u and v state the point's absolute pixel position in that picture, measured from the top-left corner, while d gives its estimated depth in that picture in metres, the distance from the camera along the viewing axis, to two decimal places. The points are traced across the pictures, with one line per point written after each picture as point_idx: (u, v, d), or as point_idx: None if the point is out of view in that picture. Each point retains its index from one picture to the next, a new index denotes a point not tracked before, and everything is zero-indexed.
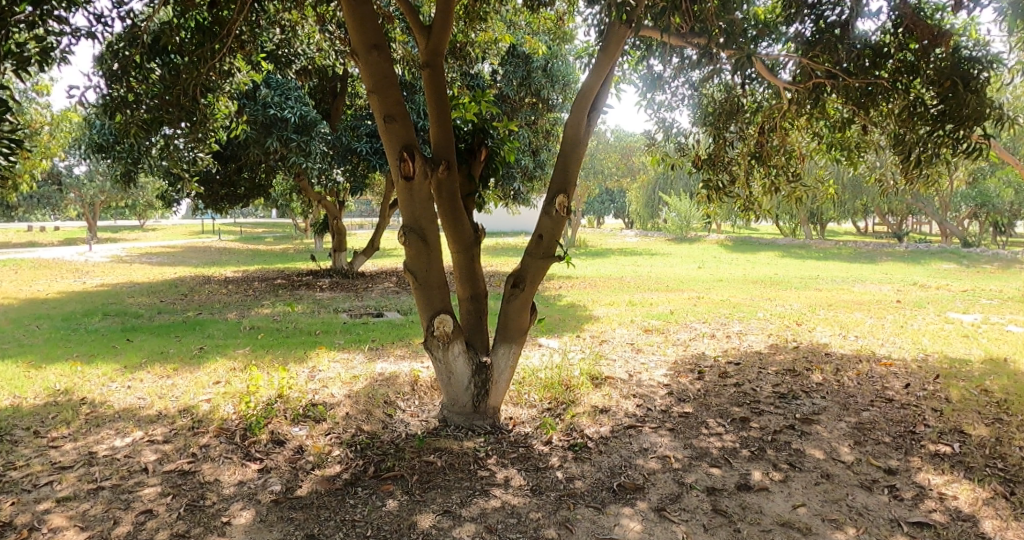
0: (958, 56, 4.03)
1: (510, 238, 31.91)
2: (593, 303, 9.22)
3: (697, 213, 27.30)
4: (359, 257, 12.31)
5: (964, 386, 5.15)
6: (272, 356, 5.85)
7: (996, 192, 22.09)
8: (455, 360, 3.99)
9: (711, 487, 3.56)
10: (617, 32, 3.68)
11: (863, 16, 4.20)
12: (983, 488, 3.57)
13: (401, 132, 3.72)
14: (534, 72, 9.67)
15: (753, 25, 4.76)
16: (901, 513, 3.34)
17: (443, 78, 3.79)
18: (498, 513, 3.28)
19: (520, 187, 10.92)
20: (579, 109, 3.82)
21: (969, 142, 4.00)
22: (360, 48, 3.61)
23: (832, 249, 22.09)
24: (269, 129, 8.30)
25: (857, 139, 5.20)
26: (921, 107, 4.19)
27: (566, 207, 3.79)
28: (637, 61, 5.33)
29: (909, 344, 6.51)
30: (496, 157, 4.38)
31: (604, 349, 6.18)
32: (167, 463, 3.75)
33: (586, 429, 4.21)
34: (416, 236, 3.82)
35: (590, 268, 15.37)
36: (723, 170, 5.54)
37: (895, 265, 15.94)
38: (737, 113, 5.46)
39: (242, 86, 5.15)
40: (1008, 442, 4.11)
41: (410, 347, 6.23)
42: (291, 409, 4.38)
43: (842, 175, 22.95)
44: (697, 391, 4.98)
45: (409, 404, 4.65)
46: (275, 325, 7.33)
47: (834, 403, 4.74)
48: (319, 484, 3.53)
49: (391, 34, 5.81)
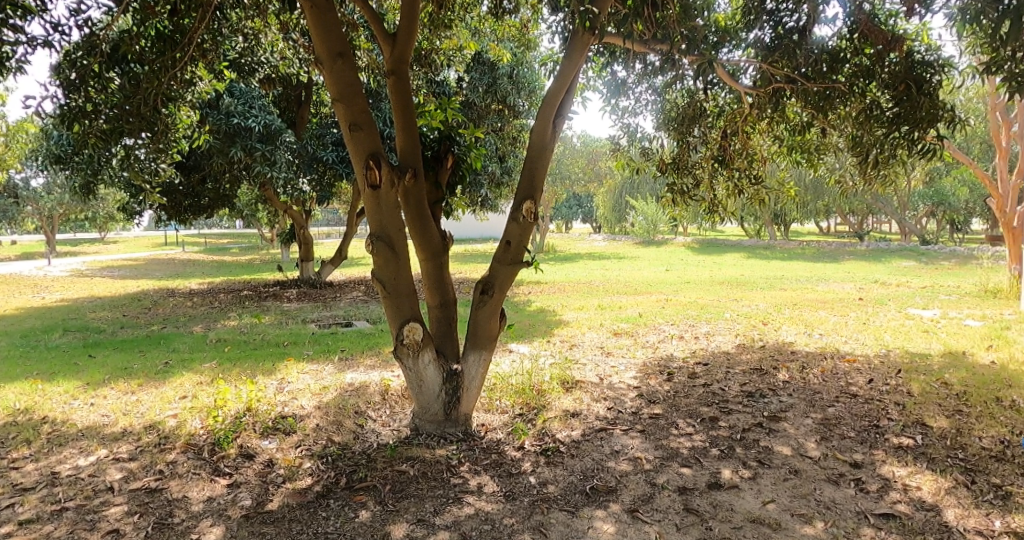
0: (912, 60, 4.19)
1: (478, 243, 32.19)
2: (562, 307, 9.23)
3: (664, 216, 27.59)
4: (326, 266, 12.19)
5: (925, 379, 5.30)
6: (240, 369, 5.73)
7: (953, 191, 22.82)
8: (425, 367, 3.98)
9: (682, 487, 3.60)
10: (581, 40, 3.72)
11: (820, 22, 4.33)
12: (945, 478, 3.67)
13: (367, 140, 3.71)
14: (500, 78, 9.59)
15: (715, 31, 4.85)
16: (867, 505, 3.42)
17: (409, 86, 3.80)
18: (472, 520, 3.28)
19: (488, 193, 10.94)
20: (545, 113, 3.82)
21: (924, 144, 4.11)
22: (325, 56, 3.60)
23: (797, 249, 22.52)
24: (233, 137, 8.12)
25: (818, 142, 5.25)
26: (878, 110, 4.37)
27: (533, 213, 3.79)
28: (601, 67, 5.34)
29: (872, 341, 6.67)
30: (463, 164, 4.39)
31: (574, 354, 6.22)
32: (134, 481, 3.66)
33: (558, 434, 4.22)
34: (383, 244, 3.80)
35: (559, 271, 15.52)
36: (688, 173, 5.62)
37: (858, 264, 16.30)
38: (701, 117, 5.51)
39: (204, 95, 5.17)
40: (968, 432, 4.24)
41: (380, 357, 6.18)
42: (260, 422, 4.32)
43: (803, 176, 23.44)
44: (666, 392, 5.03)
45: (380, 413, 4.60)
46: (243, 337, 7.22)
47: (800, 400, 4.83)
48: (290, 497, 3.49)
49: (357, 42, 5.76)
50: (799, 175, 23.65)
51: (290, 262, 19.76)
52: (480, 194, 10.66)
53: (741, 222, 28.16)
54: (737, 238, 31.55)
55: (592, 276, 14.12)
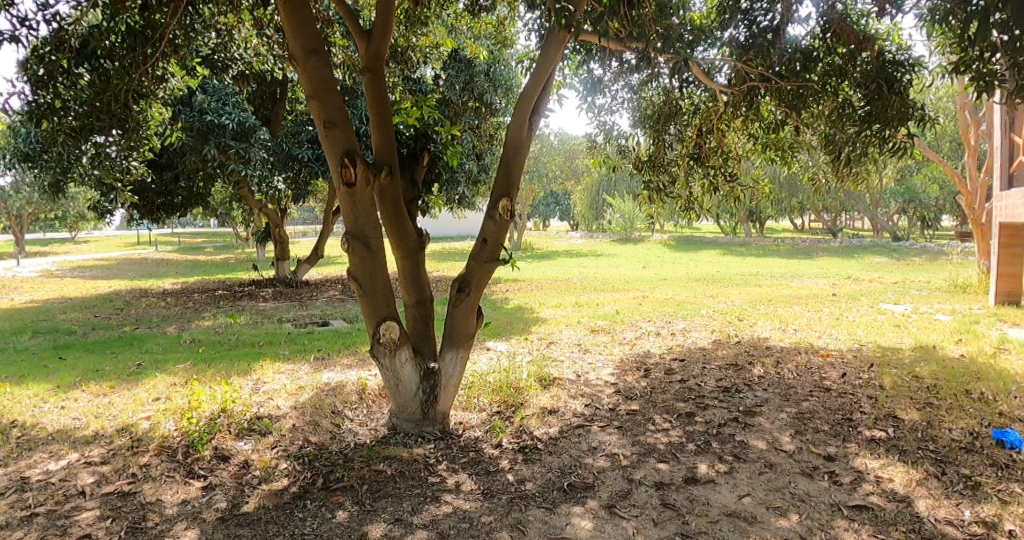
0: (883, 59, 4.20)
1: (456, 241, 32.09)
2: (539, 305, 9.24)
3: (641, 214, 27.78)
4: (302, 265, 12.08)
5: (896, 373, 5.40)
6: (214, 370, 5.65)
7: (924, 189, 23.30)
8: (402, 366, 3.95)
9: (659, 482, 3.62)
10: (556, 37, 3.72)
11: (793, 22, 4.37)
12: (917, 470, 3.74)
13: (342, 137, 3.67)
14: (477, 76, 9.56)
15: (690, 30, 4.90)
16: (841, 497, 3.48)
17: (385, 83, 3.77)
18: (450, 518, 3.27)
19: (465, 191, 10.89)
20: (521, 111, 3.82)
21: (895, 142, 4.19)
22: (298, 52, 3.56)
23: (772, 246, 22.82)
24: (206, 135, 8.01)
25: (791, 140, 5.34)
26: (850, 109, 4.45)
27: (510, 210, 3.79)
28: (577, 65, 5.34)
29: (844, 336, 6.77)
30: (439, 162, 4.39)
31: (551, 351, 6.23)
32: (106, 486, 3.58)
33: (535, 431, 4.23)
34: (359, 242, 3.77)
35: (537, 269, 15.55)
36: (663, 171, 5.72)
37: (831, 261, 16.56)
38: (676, 115, 5.53)
39: (177, 91, 5.09)
40: (938, 424, 4.33)
41: (357, 356, 6.13)
42: (235, 423, 4.26)
43: (778, 174, 23.75)
44: (643, 388, 5.06)
45: (357, 413, 4.57)
46: (218, 337, 7.12)
47: (775, 395, 4.90)
48: (266, 499, 3.44)
49: (332, 38, 5.71)
50: (773, 172, 23.94)
51: (265, 261, 19.53)
52: (457, 191, 10.62)
53: (717, 219, 28.44)
54: (712, 235, 31.85)
55: (569, 274, 14.17)
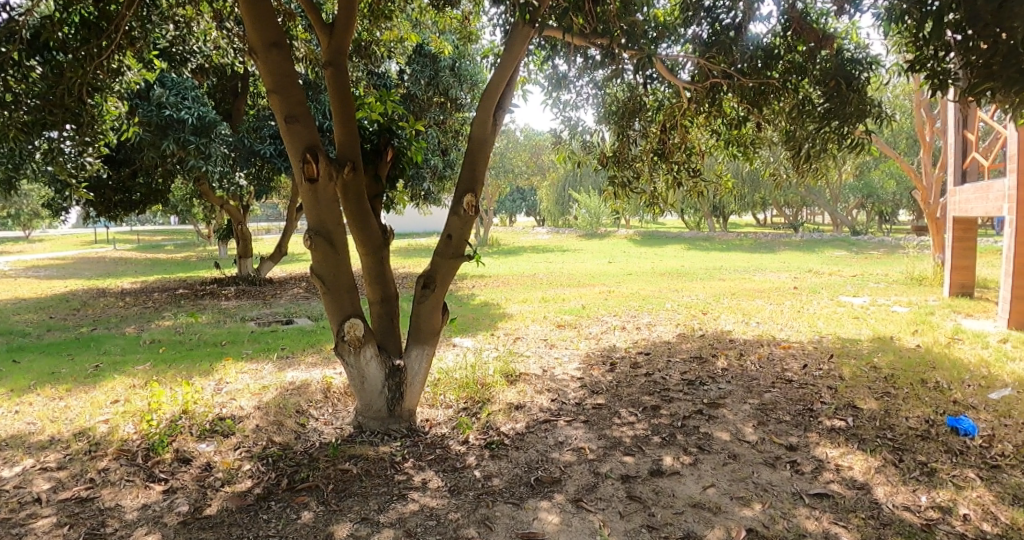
0: (841, 58, 4.28)
1: (423, 238, 31.94)
2: (506, 301, 9.25)
3: (606, 209, 28.03)
4: (267, 263, 11.91)
5: (855, 363, 5.54)
6: (175, 371, 5.52)
7: (882, 184, 23.99)
8: (367, 364, 3.91)
9: (625, 475, 3.65)
10: (521, 33, 3.71)
11: (755, 20, 4.44)
12: (875, 458, 3.84)
13: (304, 133, 3.62)
14: (442, 71, 9.50)
15: (653, 27, 4.87)
16: (802, 486, 3.55)
17: (348, 78, 3.72)
18: (417, 516, 3.25)
19: (431, 188, 10.72)
20: (485, 107, 3.80)
21: (853, 138, 4.19)
22: (259, 45, 3.48)
23: (735, 240, 23.24)
24: (165, 130, 7.81)
25: (753, 136, 5.41)
26: (809, 106, 4.47)
27: (474, 206, 3.77)
28: (543, 61, 5.35)
29: (805, 328, 6.92)
30: (403, 157, 4.35)
31: (518, 347, 6.24)
32: (62, 492, 3.48)
33: (502, 427, 4.23)
34: (322, 239, 3.71)
35: (503, 265, 15.58)
36: (628, 167, 5.70)
37: (793, 255, 16.91)
38: (640, 111, 5.62)
39: (133, 85, 4.95)
40: (896, 413, 4.45)
41: (322, 354, 6.06)
42: (197, 425, 4.17)
43: (740, 169, 24.17)
44: (609, 382, 5.10)
45: (322, 412, 4.52)
46: (179, 337, 6.96)
47: (738, 386, 4.98)
48: (229, 501, 3.38)
49: (294, 32, 5.64)
50: (736, 168, 24.37)
51: (227, 259, 19.16)
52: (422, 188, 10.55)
53: (681, 215, 28.87)
54: (677, 230, 32.27)
55: (536, 269, 14.21)
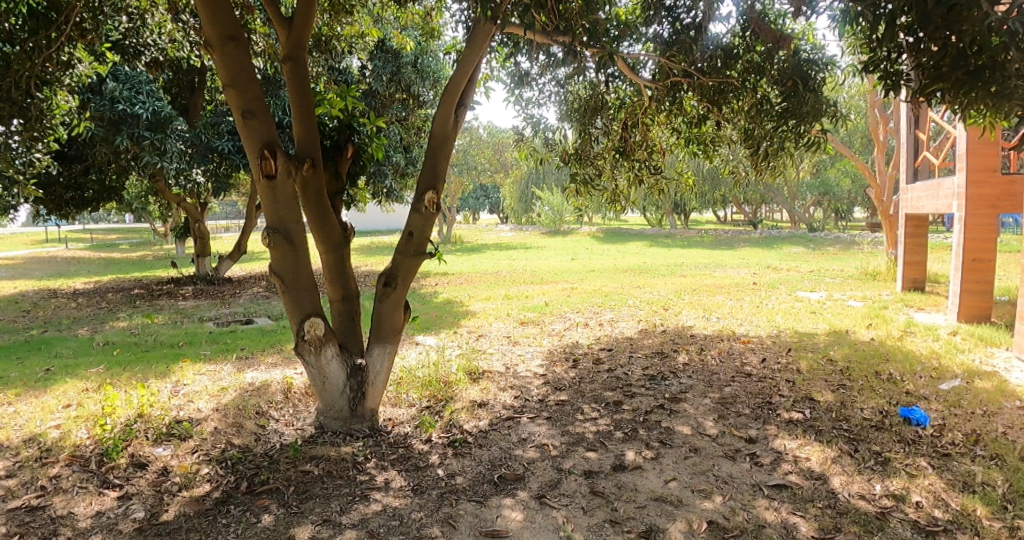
0: (798, 58, 4.37)
1: (386, 236, 31.72)
2: (469, 298, 9.23)
3: (569, 206, 28.24)
4: (226, 261, 11.67)
5: (812, 357, 5.69)
6: (130, 373, 5.37)
7: (838, 182, 24.68)
8: (328, 363, 3.86)
9: (589, 470, 3.68)
10: (482, 29, 3.70)
11: (715, 19, 4.52)
12: (831, 448, 3.95)
13: (261, 128, 3.55)
14: (404, 67, 9.34)
15: (615, 25, 4.96)
16: (762, 477, 3.63)
17: (307, 73, 3.66)
18: (379, 517, 3.22)
19: (393, 185, 10.70)
20: (447, 104, 3.77)
21: (810, 137, 4.36)
22: (214, 38, 3.39)
23: (696, 237, 23.62)
24: (118, 125, 7.57)
25: (713, 134, 5.50)
26: (767, 104, 4.59)
27: (435, 204, 3.75)
28: (505, 58, 5.35)
29: (764, 322, 7.08)
30: (364, 154, 4.29)
31: (481, 344, 6.24)
32: (11, 501, 3.35)
33: (465, 425, 4.22)
34: (280, 237, 3.64)
35: (467, 262, 15.55)
36: (589, 164, 5.81)
37: (752, 251, 17.28)
38: (602, 109, 5.65)
39: (85, 78, 4.79)
40: (851, 405, 4.58)
41: (283, 354, 5.96)
42: (153, 428, 4.05)
43: (701, 167, 24.59)
44: (571, 379, 5.13)
45: (283, 413, 4.45)
46: (134, 339, 6.76)
47: (699, 381, 5.06)
48: (187, 506, 3.30)
49: (252, 25, 5.55)
50: (696, 166, 24.78)
51: (184, 258, 18.69)
52: (385, 185, 10.54)
53: (643, 212, 29.27)
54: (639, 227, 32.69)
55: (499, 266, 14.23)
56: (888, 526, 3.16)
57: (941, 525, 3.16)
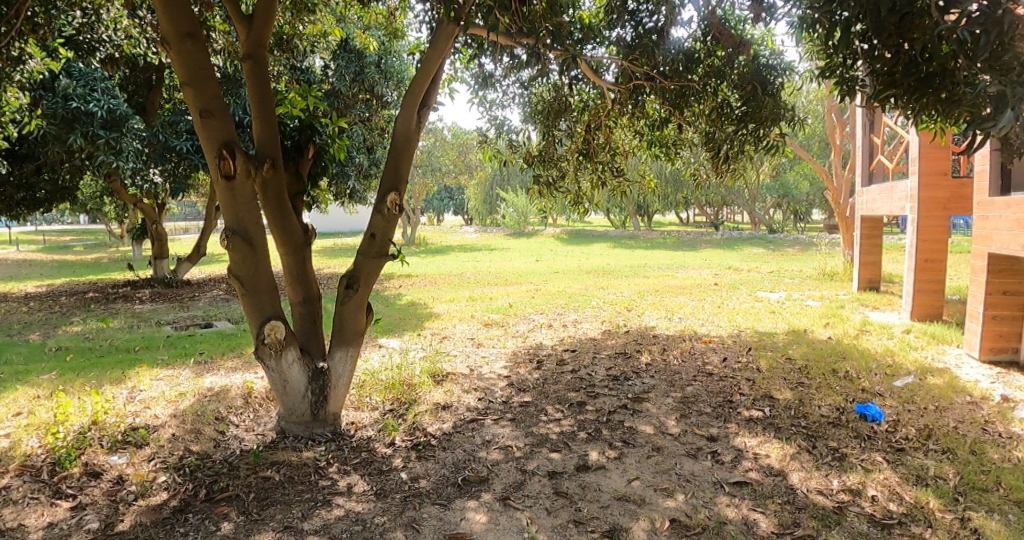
0: (758, 63, 4.46)
1: (349, 237, 31.38)
2: (433, 300, 9.20)
3: (533, 208, 28.39)
4: (184, 263, 11.41)
5: (772, 356, 5.82)
6: (84, 379, 5.20)
7: (797, 185, 25.32)
8: (289, 367, 3.80)
9: (553, 471, 3.70)
10: (446, 30, 3.69)
11: (677, 24, 4.59)
12: (790, 445, 4.04)
13: (220, 128, 3.48)
14: (367, 67, 9.13)
15: (579, 28, 5.02)
16: (723, 475, 3.69)
17: (267, 72, 3.60)
18: (342, 522, 3.19)
19: (356, 185, 10.72)
20: (410, 105, 3.75)
21: (769, 140, 4.47)
22: (171, 35, 3.31)
23: (658, 239, 23.95)
24: (72, 123, 7.31)
25: (674, 137, 5.59)
26: (728, 108, 4.70)
27: (398, 205, 3.73)
28: (469, 59, 5.35)
29: (725, 322, 7.21)
30: (326, 155, 4.23)
31: (445, 346, 6.22)
32: None
33: (429, 427, 4.20)
34: (240, 238, 3.57)
35: (431, 264, 15.49)
36: (553, 166, 5.83)
37: (713, 252, 17.59)
38: (566, 111, 5.70)
39: (36, 74, 4.63)
40: (809, 402, 4.70)
41: (243, 359, 5.85)
42: (108, 436, 3.92)
43: (663, 169, 24.96)
44: (535, 380, 5.15)
45: (243, 418, 4.37)
46: (88, 344, 6.55)
47: (662, 381, 5.13)
48: (143, 515, 3.21)
49: (212, 22, 5.44)
50: (658, 168, 25.16)
51: (140, 260, 18.18)
52: (348, 185, 10.49)
53: (606, 213, 29.59)
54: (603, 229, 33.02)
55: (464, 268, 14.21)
56: (845, 520, 3.24)
57: (895, 518, 3.26)
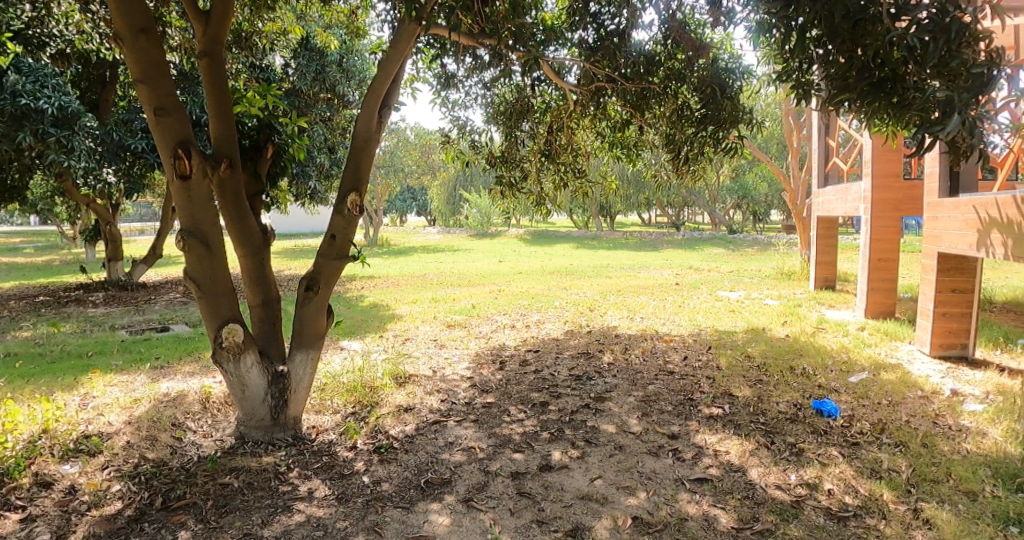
0: (716, 67, 4.54)
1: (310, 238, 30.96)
2: (397, 302, 9.14)
3: (497, 208, 28.44)
4: (139, 265, 11.09)
5: (731, 353, 5.95)
6: (32, 386, 5.02)
7: (757, 186, 25.91)
8: (248, 371, 3.74)
9: (516, 471, 3.72)
10: (407, 30, 3.67)
11: (637, 27, 4.66)
12: (749, 441, 4.13)
13: (176, 127, 3.39)
14: (329, 66, 9.04)
15: (542, 29, 5.08)
16: (684, 472, 3.76)
17: (224, 70, 3.53)
18: (303, 527, 3.15)
19: (317, 186, 10.61)
20: (370, 105, 3.73)
21: (727, 142, 4.59)
22: (124, 31, 3.22)
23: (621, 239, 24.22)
24: (20, 120, 6.93)
25: (636, 138, 5.67)
26: (688, 110, 4.78)
27: (358, 206, 3.70)
28: (431, 59, 5.33)
29: (686, 322, 7.34)
30: (284, 155, 4.17)
31: (408, 347, 6.19)
32: None
33: (391, 430, 4.18)
34: (196, 240, 3.50)
35: (394, 265, 15.37)
36: (516, 167, 5.84)
37: (675, 252, 17.87)
38: (528, 112, 5.73)
39: None
40: (767, 399, 4.82)
41: (201, 363, 5.72)
42: (60, 443, 3.76)
43: (626, 170, 25.26)
44: (498, 381, 5.17)
45: (200, 424, 4.28)
46: (37, 350, 6.32)
47: (624, 380, 5.20)
48: (96, 526, 3.12)
49: (167, 18, 5.30)
50: (621, 169, 25.45)
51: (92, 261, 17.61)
52: (309, 185, 10.35)
53: (570, 214, 29.82)
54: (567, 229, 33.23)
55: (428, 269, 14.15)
56: (802, 514, 3.34)
57: (850, 510, 3.37)
